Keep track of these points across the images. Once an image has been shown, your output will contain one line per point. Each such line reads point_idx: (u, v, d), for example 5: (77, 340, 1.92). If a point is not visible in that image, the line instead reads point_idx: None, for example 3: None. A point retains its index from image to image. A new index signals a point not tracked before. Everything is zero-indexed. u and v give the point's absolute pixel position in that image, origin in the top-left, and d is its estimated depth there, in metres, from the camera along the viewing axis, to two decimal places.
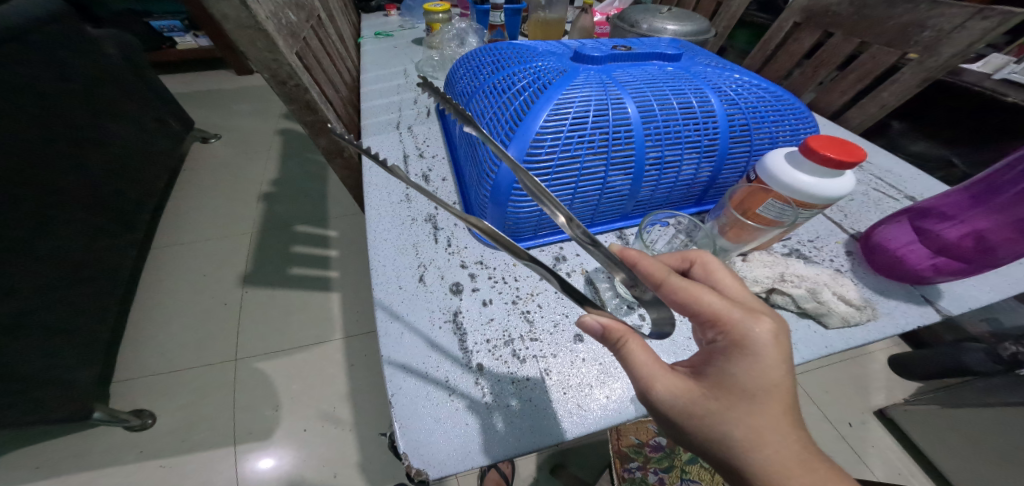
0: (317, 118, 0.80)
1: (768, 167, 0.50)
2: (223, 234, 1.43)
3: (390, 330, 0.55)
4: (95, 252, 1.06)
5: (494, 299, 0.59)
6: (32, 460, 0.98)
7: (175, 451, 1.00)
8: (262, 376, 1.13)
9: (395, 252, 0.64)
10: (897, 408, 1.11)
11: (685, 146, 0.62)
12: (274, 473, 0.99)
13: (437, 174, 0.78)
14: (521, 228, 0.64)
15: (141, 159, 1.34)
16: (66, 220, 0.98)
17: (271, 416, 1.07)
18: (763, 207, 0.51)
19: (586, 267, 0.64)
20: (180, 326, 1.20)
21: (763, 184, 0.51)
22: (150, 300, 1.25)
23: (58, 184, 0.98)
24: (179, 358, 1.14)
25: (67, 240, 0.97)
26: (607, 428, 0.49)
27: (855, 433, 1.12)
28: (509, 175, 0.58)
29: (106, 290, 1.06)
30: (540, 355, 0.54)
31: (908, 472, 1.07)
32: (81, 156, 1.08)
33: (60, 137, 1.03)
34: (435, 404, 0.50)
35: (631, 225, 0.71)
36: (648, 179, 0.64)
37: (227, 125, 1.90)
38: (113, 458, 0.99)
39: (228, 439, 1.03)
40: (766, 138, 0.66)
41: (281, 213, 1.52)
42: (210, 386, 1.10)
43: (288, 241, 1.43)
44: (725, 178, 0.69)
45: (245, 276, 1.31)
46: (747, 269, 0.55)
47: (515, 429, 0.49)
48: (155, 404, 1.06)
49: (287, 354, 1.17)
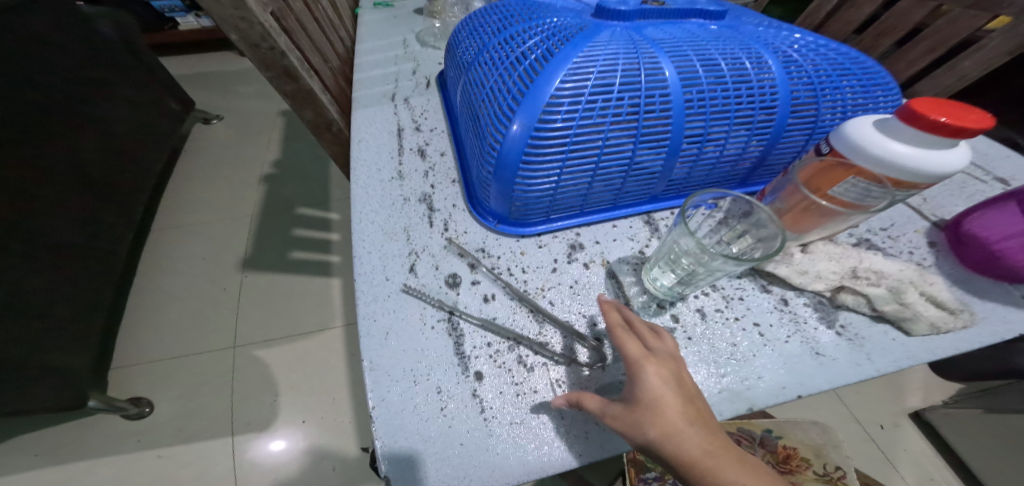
0: (299, 87, 0.71)
1: (851, 137, 0.41)
2: (219, 216, 1.34)
3: (373, 329, 0.47)
4: (93, 235, 0.98)
5: (497, 294, 0.50)
6: (30, 448, 0.93)
7: (172, 441, 0.94)
8: (261, 364, 1.05)
9: (382, 237, 0.55)
10: (936, 409, 0.95)
11: (734, 113, 0.52)
12: (288, 454, 0.94)
13: (435, 148, 0.69)
14: (531, 210, 0.55)
15: (140, 137, 1.24)
16: (62, 204, 0.90)
17: (270, 406, 0.99)
18: (839, 186, 0.43)
19: (608, 257, 0.54)
20: (177, 311, 1.13)
21: (842, 159, 0.42)
22: (144, 282, 1.17)
23: (50, 164, 0.89)
24: (175, 344, 1.07)
25: (63, 223, 0.90)
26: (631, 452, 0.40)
27: (886, 437, 0.97)
28: (516, 148, 0.48)
29: (102, 275, 0.99)
30: (551, 361, 0.45)
31: (941, 476, 0.93)
32: (75, 134, 0.99)
33: (55, 113, 0.94)
34: (424, 420, 0.41)
35: (661, 209, 0.60)
36: (685, 155, 0.54)
37: (224, 100, 1.78)
38: (110, 448, 0.93)
39: (226, 430, 0.96)
40: (832, 107, 0.55)
41: (282, 194, 1.42)
42: (208, 374, 1.03)
43: (288, 223, 1.34)
44: (777, 155, 0.59)
45: (245, 259, 1.23)
46: (810, 263, 0.46)
47: (520, 454, 0.40)
48: (152, 391, 1.00)
49: (287, 342, 1.09)
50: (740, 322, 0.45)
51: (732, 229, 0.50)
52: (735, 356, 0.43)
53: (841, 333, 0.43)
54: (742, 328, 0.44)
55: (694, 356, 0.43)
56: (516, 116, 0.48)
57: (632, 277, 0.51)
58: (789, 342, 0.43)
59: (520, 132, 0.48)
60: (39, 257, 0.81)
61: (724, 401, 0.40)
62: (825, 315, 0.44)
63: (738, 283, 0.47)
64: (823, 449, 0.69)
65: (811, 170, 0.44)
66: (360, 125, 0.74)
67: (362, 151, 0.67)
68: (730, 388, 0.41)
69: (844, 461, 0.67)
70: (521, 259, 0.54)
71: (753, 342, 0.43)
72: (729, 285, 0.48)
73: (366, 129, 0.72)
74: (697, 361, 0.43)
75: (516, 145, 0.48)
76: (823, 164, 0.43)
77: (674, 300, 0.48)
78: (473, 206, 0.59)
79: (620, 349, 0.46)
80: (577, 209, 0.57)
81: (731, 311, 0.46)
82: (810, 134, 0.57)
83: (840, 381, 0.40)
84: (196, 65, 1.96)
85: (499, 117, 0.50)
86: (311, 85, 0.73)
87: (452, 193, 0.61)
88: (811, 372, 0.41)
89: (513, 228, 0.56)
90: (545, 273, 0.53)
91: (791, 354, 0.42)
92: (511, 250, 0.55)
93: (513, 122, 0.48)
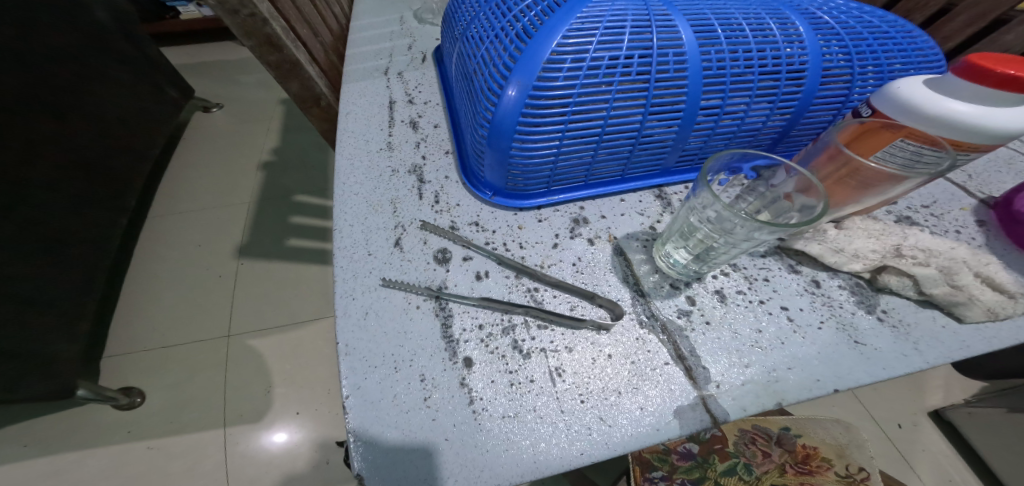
0: (283, 57, 0.66)
1: (899, 95, 0.36)
2: (214, 202, 1.28)
3: (352, 308, 0.42)
4: (89, 219, 0.94)
5: (491, 272, 0.45)
6: (20, 438, 0.88)
7: (163, 432, 0.89)
8: (255, 354, 1.00)
9: (367, 209, 0.50)
10: (957, 408, 0.88)
11: (758, 79, 0.46)
12: (284, 448, 0.89)
13: (428, 120, 0.63)
14: (529, 181, 0.50)
15: (139, 115, 1.17)
16: (50, 185, 0.84)
17: (263, 397, 0.94)
18: (884, 152, 0.38)
19: (615, 233, 0.49)
20: (169, 296, 1.08)
21: (890, 121, 0.37)
22: (138, 266, 1.12)
23: (35, 143, 0.83)
24: (168, 332, 1.02)
25: (50, 205, 0.83)
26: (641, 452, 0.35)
27: (903, 436, 0.90)
28: (511, 113, 0.43)
29: (92, 260, 0.92)
30: (550, 348, 0.40)
31: (961, 478, 0.86)
32: (65, 112, 0.92)
33: (48, 91, 0.89)
34: (403, 412, 0.37)
35: (674, 183, 0.55)
36: (702, 124, 0.48)
37: (224, 84, 1.70)
38: (99, 439, 0.88)
39: (217, 421, 0.91)
40: (868, 76, 0.49)
41: (279, 179, 1.35)
42: (200, 363, 0.98)
43: (285, 209, 1.28)
44: (804, 127, 0.53)
45: (241, 246, 1.17)
46: (845, 240, 0.41)
47: (512, 451, 0.35)
48: (146, 380, 0.95)
49: (281, 331, 1.04)
50: (766, 306, 0.40)
51: (752, 204, 0.45)
52: (761, 343, 0.38)
53: (882, 320, 0.38)
54: (768, 312, 0.40)
55: (712, 343, 0.39)
56: (512, 76, 0.42)
57: (642, 254, 0.46)
58: (822, 329, 0.38)
59: (516, 94, 0.42)
60: (22, 240, 0.75)
61: (748, 394, 0.36)
62: (864, 299, 0.40)
63: (763, 262, 0.43)
64: (846, 449, 0.64)
65: (850, 133, 0.39)
66: (348, 98, 0.67)
67: (350, 123, 0.61)
68: (755, 381, 0.37)
69: (868, 462, 0.62)
70: (519, 234, 0.49)
71: (781, 328, 0.39)
72: (751, 264, 0.43)
73: (355, 103, 0.66)
74: (717, 349, 0.39)
75: (512, 109, 0.43)
76: (865, 127, 0.38)
77: (691, 280, 0.43)
78: (467, 177, 0.54)
79: (628, 335, 0.40)
80: (581, 182, 0.52)
81: (755, 293, 0.41)
82: (836, 116, 0.52)
83: (882, 373, 0.36)
84: (197, 49, 1.88)
85: (493, 79, 0.45)
86: (297, 55, 0.68)
87: (445, 164, 0.56)
88: (849, 363, 0.37)
89: (509, 201, 0.51)
90: (545, 249, 0.47)
91: (826, 344, 0.38)
92: (507, 224, 0.50)
93: (508, 84, 0.42)
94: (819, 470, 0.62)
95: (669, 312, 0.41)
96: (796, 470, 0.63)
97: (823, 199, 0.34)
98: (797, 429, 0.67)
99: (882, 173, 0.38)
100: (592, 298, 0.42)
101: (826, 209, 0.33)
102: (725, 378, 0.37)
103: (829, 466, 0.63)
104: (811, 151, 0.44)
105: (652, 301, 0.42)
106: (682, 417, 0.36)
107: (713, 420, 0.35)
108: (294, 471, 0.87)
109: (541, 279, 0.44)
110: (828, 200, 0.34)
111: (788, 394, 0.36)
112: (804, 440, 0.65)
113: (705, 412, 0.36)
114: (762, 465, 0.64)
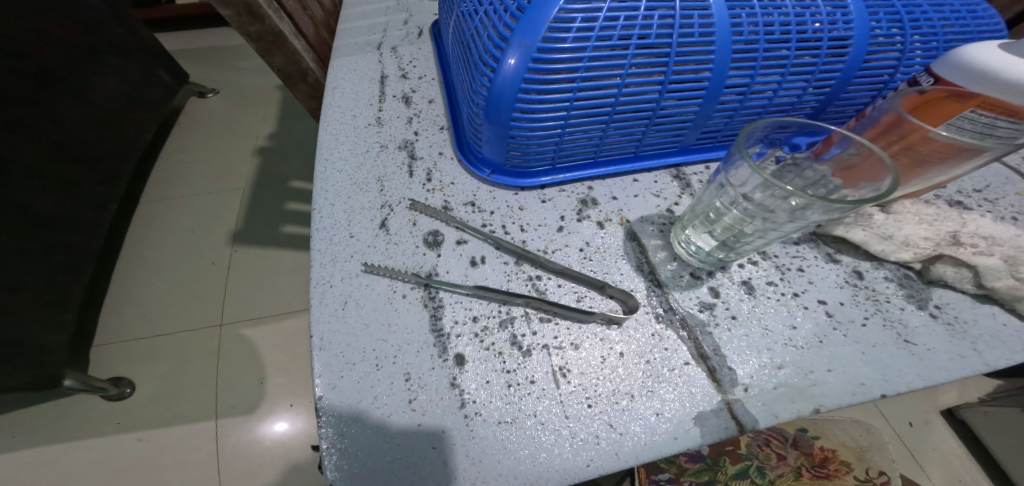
0: (265, 28, 0.61)
1: (967, 61, 0.33)
2: (208, 179, 1.14)
3: (329, 297, 0.37)
4: (91, 191, 0.85)
5: (489, 256, 0.41)
6: (7, 428, 0.79)
7: (154, 424, 0.79)
8: (249, 344, 0.89)
9: (351, 188, 0.45)
10: (972, 406, 0.81)
11: (794, 52, 0.41)
12: (283, 443, 0.80)
13: (423, 95, 0.57)
14: (532, 156, 0.45)
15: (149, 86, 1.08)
16: (52, 158, 0.77)
17: (256, 389, 0.84)
18: (952, 123, 0.34)
19: (626, 215, 0.44)
20: (157, 274, 0.96)
21: (959, 89, 0.33)
22: (129, 241, 1.01)
23: (33, 113, 0.76)
24: (159, 320, 0.90)
25: (50, 180, 0.76)
26: (661, 461, 0.30)
27: (914, 435, 0.82)
28: (512, 80, 0.38)
29: (91, 234, 0.84)
30: (554, 344, 0.35)
31: (972, 478, 0.79)
32: (70, 82, 0.85)
33: (49, 54, 0.81)
34: (384, 416, 0.32)
35: (693, 162, 0.50)
36: (727, 100, 0.43)
37: (219, 70, 1.45)
38: (88, 430, 0.79)
39: (209, 413, 0.81)
40: (920, 50, 0.44)
41: (272, 152, 1.21)
42: (193, 353, 0.87)
43: (282, 183, 1.14)
44: (840, 106, 0.49)
45: (235, 230, 1.04)
46: (895, 226, 0.37)
47: (508, 462, 0.30)
48: (140, 368, 0.85)
49: (276, 320, 0.92)
50: (800, 299, 0.36)
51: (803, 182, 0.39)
52: (796, 342, 0.34)
53: (936, 316, 0.34)
54: (803, 307, 0.36)
55: (738, 341, 0.34)
56: (513, 37, 0.37)
57: (658, 240, 0.42)
58: (867, 326, 0.34)
59: (518, 59, 0.37)
60: (19, 216, 0.68)
61: (781, 399, 0.32)
62: (915, 293, 0.36)
63: (796, 250, 0.38)
64: (866, 453, 0.60)
65: (910, 102, 0.36)
66: (336, 73, 0.59)
67: (335, 97, 0.55)
68: (788, 385, 0.32)
69: (888, 466, 0.58)
70: (519, 215, 0.44)
71: (818, 325, 0.35)
72: (783, 253, 0.39)
73: (344, 77, 0.58)
74: (745, 348, 0.34)
75: (513, 75, 0.37)
76: (929, 96, 0.35)
77: (715, 269, 0.38)
78: (463, 154, 0.49)
79: (643, 331, 0.35)
80: (589, 158, 0.47)
81: (788, 285, 0.37)
82: (876, 94, 0.48)
83: (938, 377, 0.32)
84: None
85: (491, 42, 0.39)
86: (281, 27, 0.62)
87: (439, 140, 0.51)
88: (900, 365, 0.32)
89: (510, 180, 0.47)
90: (549, 233, 0.43)
91: (869, 343, 0.33)
92: (508, 205, 0.45)
93: (509, 48, 0.37)
94: (837, 474, 0.58)
95: (689, 305, 0.37)
96: (812, 473, 0.58)
97: (891, 173, 0.29)
98: (814, 431, 0.63)
99: (946, 146, 0.34)
100: (601, 288, 0.38)
101: (897, 188, 0.28)
102: (755, 381, 0.33)
103: (848, 470, 0.58)
104: (864, 122, 0.40)
105: (670, 292, 0.37)
106: (702, 424, 0.31)
107: (739, 428, 0.31)
108: (293, 469, 0.78)
109: (544, 266, 0.40)
110: (897, 176, 0.29)
111: (827, 400, 0.32)
112: (822, 443, 0.61)
113: (731, 419, 0.31)
114: (776, 468, 0.59)
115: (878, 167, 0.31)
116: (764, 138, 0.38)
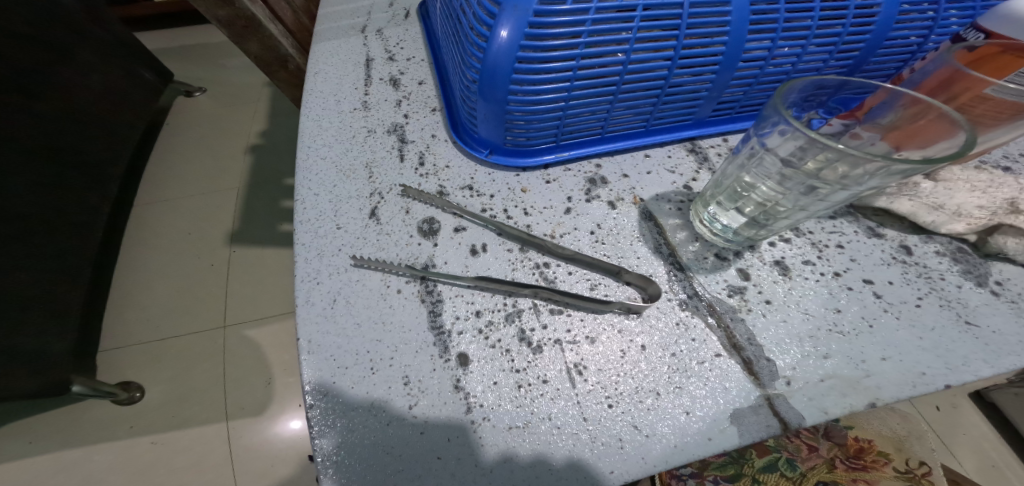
0: (235, 12, 0.56)
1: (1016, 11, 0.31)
2: (202, 178, 1.10)
3: (316, 295, 0.34)
4: (84, 196, 0.82)
5: (491, 243, 0.37)
6: (16, 437, 0.76)
7: (165, 426, 0.77)
8: (252, 345, 0.86)
9: (337, 176, 0.42)
10: (1001, 387, 0.76)
11: (819, 13, 0.37)
12: (293, 444, 0.77)
13: (412, 77, 0.53)
14: (533, 133, 0.41)
15: (134, 83, 1.03)
16: (42, 163, 0.74)
17: (262, 390, 0.82)
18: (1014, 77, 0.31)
19: (639, 193, 0.40)
20: (156, 275, 0.93)
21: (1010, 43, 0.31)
22: (128, 242, 0.98)
23: (14, 114, 0.71)
24: (161, 323, 0.87)
25: (41, 185, 0.73)
26: (705, 458, 0.27)
27: (942, 419, 0.77)
28: (506, 51, 0.33)
29: (88, 240, 0.80)
30: (566, 339, 0.32)
31: (1006, 463, 0.73)
32: (53, 80, 0.80)
33: (30, 56, 0.77)
34: (383, 423, 0.29)
35: (709, 136, 0.46)
36: (745, 67, 0.39)
37: (206, 67, 1.40)
38: (100, 434, 0.76)
39: (218, 414, 0.78)
40: (955, 10, 0.40)
41: (264, 149, 1.17)
42: (196, 355, 0.84)
43: (276, 180, 1.10)
44: (867, 72, 0.45)
45: (234, 229, 1.01)
46: (945, 194, 0.34)
47: (525, 472, 0.27)
48: (145, 373, 0.82)
49: (274, 320, 0.89)
50: (842, 279, 0.34)
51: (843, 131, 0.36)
52: (841, 328, 0.32)
53: (998, 294, 0.32)
54: (846, 288, 0.33)
55: (774, 329, 0.32)
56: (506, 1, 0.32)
57: (677, 219, 0.38)
58: (921, 307, 0.32)
59: (512, 27, 0.32)
60: (6, 221, 0.64)
61: (829, 393, 0.29)
62: (972, 269, 0.34)
63: (833, 226, 0.36)
64: (905, 442, 0.58)
65: (963, 60, 0.33)
66: (317, 56, 0.54)
67: (317, 83, 0.51)
68: (835, 376, 0.30)
69: (928, 455, 0.56)
70: (522, 198, 0.41)
71: (865, 308, 0.32)
72: (819, 229, 0.36)
73: (326, 61, 0.54)
74: (784, 337, 0.31)
75: (507, 46, 0.33)
76: (982, 52, 0.32)
77: (742, 249, 0.36)
78: (458, 135, 0.45)
79: (666, 320, 0.32)
80: (596, 134, 0.43)
81: (827, 264, 0.34)
82: (907, 58, 0.44)
83: (1005, 362, 0.29)
84: None
85: (480, 8, 0.34)
86: (253, 9, 0.58)
87: (431, 123, 0.47)
88: (963, 351, 0.30)
89: (510, 161, 0.43)
90: (556, 216, 0.39)
91: (924, 326, 0.31)
92: (509, 187, 0.42)
93: (500, 14, 0.32)
94: (875, 465, 0.55)
95: (717, 291, 0.34)
96: (847, 465, 0.55)
97: (966, 132, 0.26)
98: (847, 421, 0.60)
99: (1005, 105, 0.32)
100: (618, 275, 0.35)
101: (964, 153, 0.24)
102: (798, 373, 0.30)
103: (886, 461, 0.55)
104: (910, 81, 0.38)
105: (694, 275, 0.35)
106: (742, 422, 0.28)
107: (783, 426, 0.28)
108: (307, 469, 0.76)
109: (552, 252, 0.36)
110: (973, 135, 0.25)
111: (883, 392, 0.29)
112: (857, 433, 0.58)
113: (773, 416, 0.28)
114: (808, 460, 0.55)
115: (945, 123, 0.28)
116: (800, 104, 0.34)
